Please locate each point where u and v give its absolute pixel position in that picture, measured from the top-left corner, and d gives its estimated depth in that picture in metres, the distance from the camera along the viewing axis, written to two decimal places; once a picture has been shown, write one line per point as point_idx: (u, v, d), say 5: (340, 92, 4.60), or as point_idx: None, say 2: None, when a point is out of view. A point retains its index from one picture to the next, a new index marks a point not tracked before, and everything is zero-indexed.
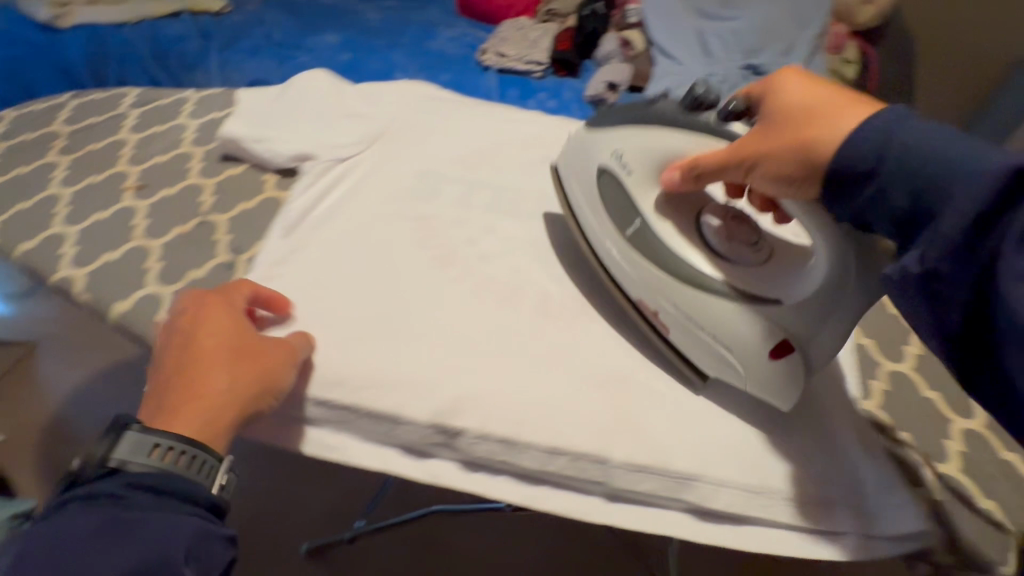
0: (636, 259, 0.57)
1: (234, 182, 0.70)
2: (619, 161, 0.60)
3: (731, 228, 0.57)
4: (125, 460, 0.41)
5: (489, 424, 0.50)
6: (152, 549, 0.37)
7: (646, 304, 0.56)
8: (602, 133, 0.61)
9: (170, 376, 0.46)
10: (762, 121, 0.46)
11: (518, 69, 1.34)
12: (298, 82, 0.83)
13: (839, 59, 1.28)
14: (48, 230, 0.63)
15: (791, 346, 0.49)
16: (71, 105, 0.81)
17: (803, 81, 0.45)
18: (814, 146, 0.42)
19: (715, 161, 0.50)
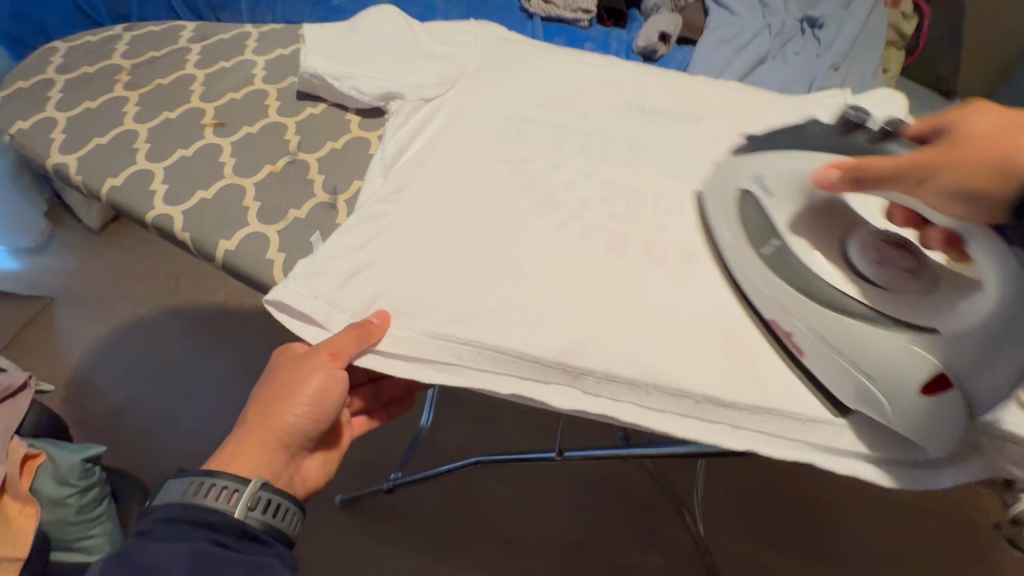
0: (771, 279, 0.52)
1: (316, 122, 0.68)
2: (760, 184, 0.55)
3: (884, 253, 0.52)
4: (180, 499, 0.48)
5: (614, 366, 0.51)
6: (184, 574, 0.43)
7: (780, 325, 0.51)
8: (750, 158, 0.56)
9: (246, 427, 0.55)
10: (953, 134, 0.42)
11: (565, 17, 1.29)
12: (367, 17, 0.78)
13: (898, 13, 1.24)
14: (135, 168, 0.61)
15: (949, 381, 0.44)
16: (127, 38, 0.77)
17: (994, 110, 0.42)
18: (1021, 165, 0.38)
19: (886, 165, 0.43)
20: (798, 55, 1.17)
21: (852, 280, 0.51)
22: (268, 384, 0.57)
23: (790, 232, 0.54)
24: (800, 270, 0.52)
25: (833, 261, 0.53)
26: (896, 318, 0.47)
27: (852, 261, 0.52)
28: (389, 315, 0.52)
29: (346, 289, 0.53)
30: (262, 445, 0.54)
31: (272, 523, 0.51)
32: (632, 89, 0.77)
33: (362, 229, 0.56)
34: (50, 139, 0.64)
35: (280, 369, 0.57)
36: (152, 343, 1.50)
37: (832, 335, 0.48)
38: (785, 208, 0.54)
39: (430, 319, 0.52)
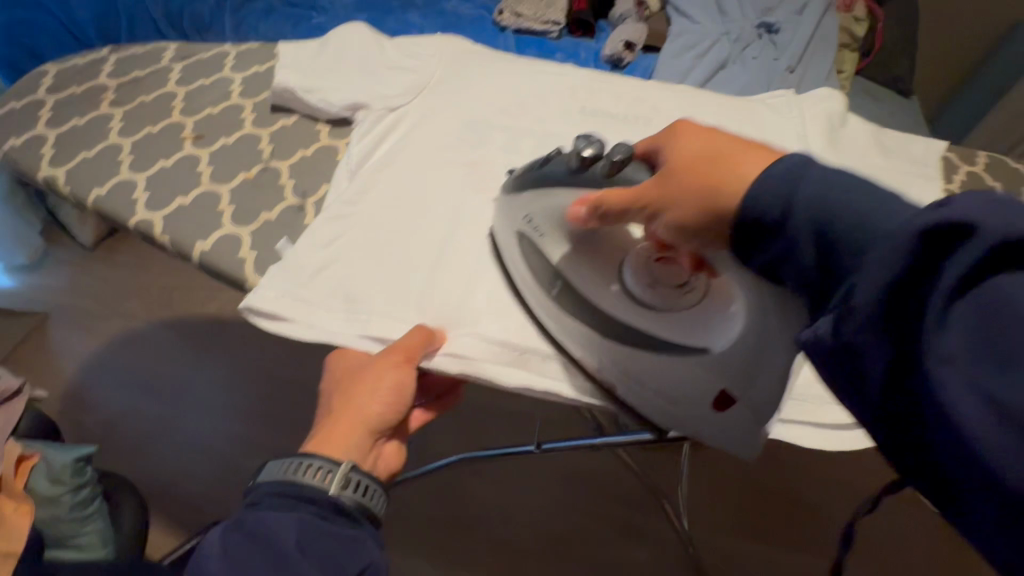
0: (566, 317, 0.55)
1: (287, 132, 0.73)
2: (533, 226, 0.57)
3: (655, 274, 0.54)
4: (284, 476, 0.48)
5: (557, 344, 0.56)
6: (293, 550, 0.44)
7: (589, 361, 0.54)
8: (521, 196, 0.59)
9: (323, 425, 0.53)
10: (664, 167, 0.46)
11: (535, 29, 1.35)
12: (337, 34, 0.84)
13: (851, 17, 1.31)
14: (119, 178, 0.66)
15: (732, 398, 0.49)
16: (113, 59, 0.82)
17: (700, 136, 0.45)
18: (717, 192, 0.41)
19: (622, 201, 0.48)
20: (756, 59, 1.22)
21: (629, 309, 0.54)
22: (335, 388, 0.55)
23: (567, 268, 0.55)
24: (585, 309, 0.54)
25: (611, 291, 0.55)
26: (666, 344, 0.51)
27: (627, 283, 0.55)
28: (350, 302, 0.57)
29: (312, 280, 0.58)
30: (351, 431, 0.51)
31: (364, 502, 0.49)
32: (586, 96, 0.82)
33: (327, 226, 0.61)
34: (40, 154, 0.69)
35: (346, 371, 0.55)
36: (145, 354, 1.54)
37: (631, 368, 0.52)
38: (554, 247, 0.56)
39: (389, 305, 0.57)
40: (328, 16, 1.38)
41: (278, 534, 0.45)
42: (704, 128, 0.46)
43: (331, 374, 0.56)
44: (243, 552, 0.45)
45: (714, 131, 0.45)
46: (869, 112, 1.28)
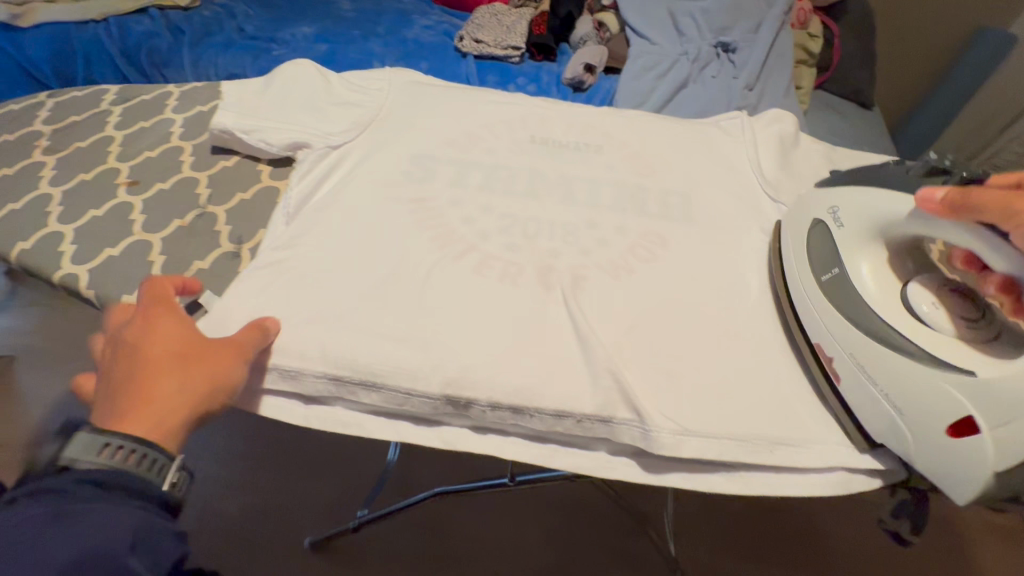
0: (828, 308, 0.57)
1: (227, 175, 0.71)
2: (834, 216, 0.60)
3: (944, 296, 0.54)
4: (75, 458, 0.37)
5: (497, 395, 0.54)
6: (95, 542, 0.34)
7: (824, 350, 0.57)
8: (829, 191, 0.62)
9: (120, 388, 0.42)
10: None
11: (496, 55, 1.35)
12: (282, 73, 0.83)
13: (805, 34, 1.32)
14: (45, 230, 0.63)
15: (973, 424, 0.46)
16: (49, 104, 0.80)
17: None
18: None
19: (983, 201, 0.47)
20: (715, 78, 1.23)
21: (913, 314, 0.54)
22: (123, 340, 0.45)
23: (850, 260, 0.58)
24: (853, 303, 0.56)
25: (892, 295, 0.56)
26: (932, 356, 0.50)
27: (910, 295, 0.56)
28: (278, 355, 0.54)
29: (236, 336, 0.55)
30: (178, 414, 0.42)
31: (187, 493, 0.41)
32: (537, 125, 0.82)
33: (256, 276, 0.59)
34: None
35: (146, 324, 0.46)
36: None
37: (872, 366, 0.52)
38: (851, 239, 0.59)
39: (319, 357, 0.55)
40: (289, 48, 1.37)
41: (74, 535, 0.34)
42: None
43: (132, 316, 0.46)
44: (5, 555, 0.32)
45: None
46: (832, 126, 1.29)
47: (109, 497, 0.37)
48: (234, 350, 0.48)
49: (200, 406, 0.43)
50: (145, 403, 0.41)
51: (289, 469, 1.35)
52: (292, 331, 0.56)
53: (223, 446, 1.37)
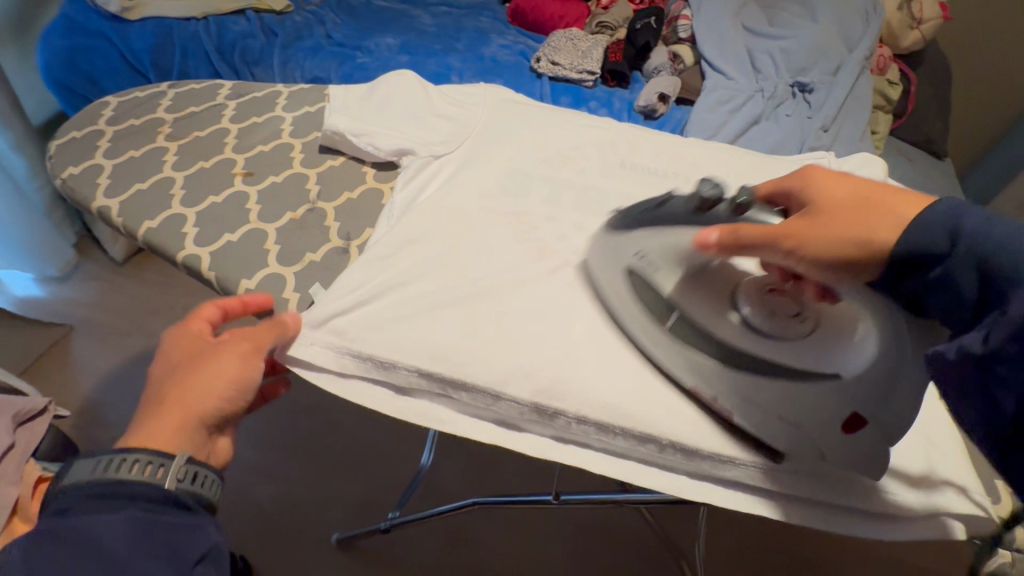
0: (682, 352, 0.56)
1: (334, 174, 0.74)
2: (643, 261, 0.60)
3: (768, 303, 0.57)
4: (80, 479, 0.42)
5: (585, 409, 0.54)
6: (105, 550, 0.38)
7: (702, 392, 0.54)
8: (628, 238, 0.62)
9: (151, 406, 0.48)
10: (812, 206, 0.50)
11: (571, 78, 1.39)
12: (386, 82, 0.87)
13: (884, 80, 1.31)
14: (169, 210, 0.67)
15: (862, 420, 0.49)
16: (170, 93, 0.85)
17: (841, 184, 0.50)
18: (868, 231, 0.44)
19: (756, 231, 0.51)
20: (790, 117, 1.24)
21: (756, 338, 0.55)
22: (157, 367, 0.51)
23: (681, 300, 0.58)
24: (703, 338, 0.56)
25: (726, 323, 0.57)
26: (794, 368, 0.53)
27: (744, 313, 0.57)
28: (374, 347, 0.56)
29: (341, 326, 0.57)
30: (191, 423, 0.48)
31: (198, 490, 0.45)
32: (625, 150, 0.84)
33: (358, 271, 0.61)
34: (96, 184, 0.70)
35: (165, 352, 0.51)
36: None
37: (747, 389, 0.53)
38: (668, 279, 0.59)
39: (413, 354, 0.55)
40: (372, 57, 1.44)
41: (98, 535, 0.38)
42: (844, 176, 0.51)
43: (162, 344, 0.52)
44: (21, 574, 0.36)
45: (852, 178, 0.50)
46: (903, 174, 1.28)
47: (119, 504, 0.41)
48: (237, 360, 0.51)
49: (207, 416, 0.49)
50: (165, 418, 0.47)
51: (327, 462, 1.37)
52: (391, 327, 0.57)
53: (268, 432, 1.40)
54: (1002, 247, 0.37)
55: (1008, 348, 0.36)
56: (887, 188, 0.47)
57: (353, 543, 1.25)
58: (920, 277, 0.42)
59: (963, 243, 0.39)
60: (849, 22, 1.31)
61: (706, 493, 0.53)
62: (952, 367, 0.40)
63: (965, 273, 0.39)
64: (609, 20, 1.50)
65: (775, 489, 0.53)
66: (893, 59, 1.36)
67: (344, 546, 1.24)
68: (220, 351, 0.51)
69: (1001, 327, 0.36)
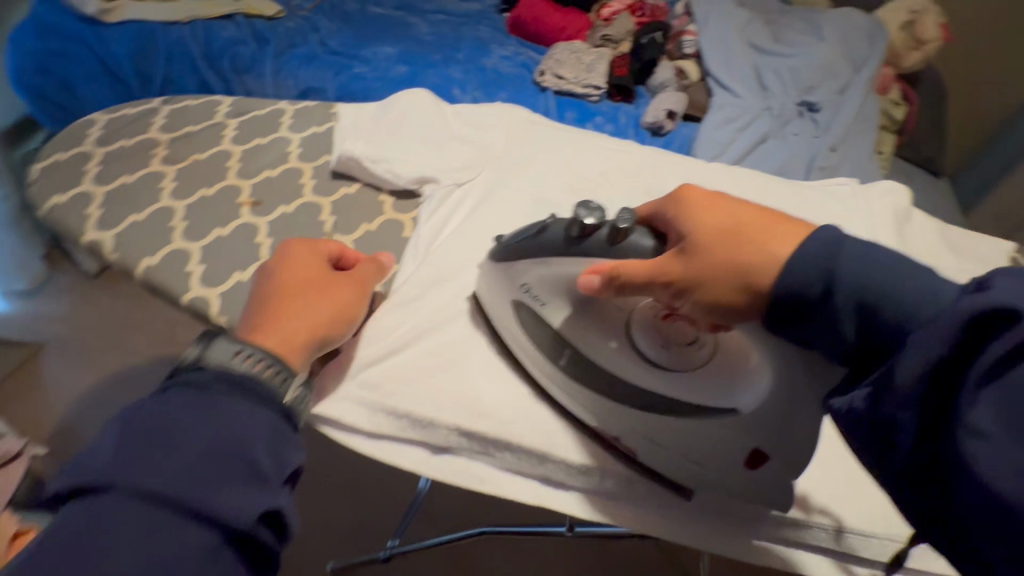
0: (577, 391, 0.50)
1: (349, 203, 0.69)
2: (531, 293, 0.51)
3: (664, 331, 0.50)
4: (213, 359, 0.40)
5: (639, 470, 0.50)
6: (236, 440, 0.36)
7: (606, 431, 0.50)
8: (506, 261, 0.52)
9: (262, 311, 0.47)
10: (685, 237, 0.41)
11: (576, 92, 1.35)
12: (399, 100, 0.82)
13: (888, 100, 1.32)
14: (170, 245, 0.61)
15: (764, 457, 0.46)
16: (164, 111, 0.79)
17: (705, 202, 0.42)
18: (743, 271, 0.38)
19: (637, 275, 0.42)
20: (797, 137, 1.23)
21: (645, 373, 0.49)
22: (266, 280, 0.50)
23: (571, 335, 0.51)
24: (595, 373, 0.50)
25: (612, 353, 0.50)
26: (691, 405, 0.48)
27: (640, 348, 0.50)
28: (411, 403, 0.51)
29: (378, 377, 0.52)
30: (301, 340, 0.46)
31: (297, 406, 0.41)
32: (654, 175, 0.80)
33: (387, 317, 0.57)
34: (86, 215, 0.64)
35: (282, 263, 0.51)
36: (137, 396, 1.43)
37: (650, 433, 0.48)
38: (557, 313, 0.51)
39: (454, 409, 0.51)
40: (370, 66, 1.38)
41: (235, 421, 0.37)
42: (710, 193, 0.43)
43: (279, 255, 0.52)
44: (161, 440, 0.34)
45: (722, 197, 0.42)
46: None
47: (243, 393, 0.39)
48: (351, 290, 0.52)
49: (310, 338, 0.46)
50: (275, 324, 0.45)
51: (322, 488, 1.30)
52: (430, 379, 0.52)
53: None
54: (881, 290, 0.35)
55: (901, 412, 0.33)
56: (767, 215, 0.41)
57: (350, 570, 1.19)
58: (802, 321, 0.38)
59: (841, 288, 0.35)
60: (854, 42, 1.31)
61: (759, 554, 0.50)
62: (856, 416, 0.37)
63: (847, 320, 0.36)
64: (613, 32, 1.47)
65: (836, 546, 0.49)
66: (896, 79, 1.37)
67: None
68: (336, 277, 0.52)
69: (895, 394, 0.33)
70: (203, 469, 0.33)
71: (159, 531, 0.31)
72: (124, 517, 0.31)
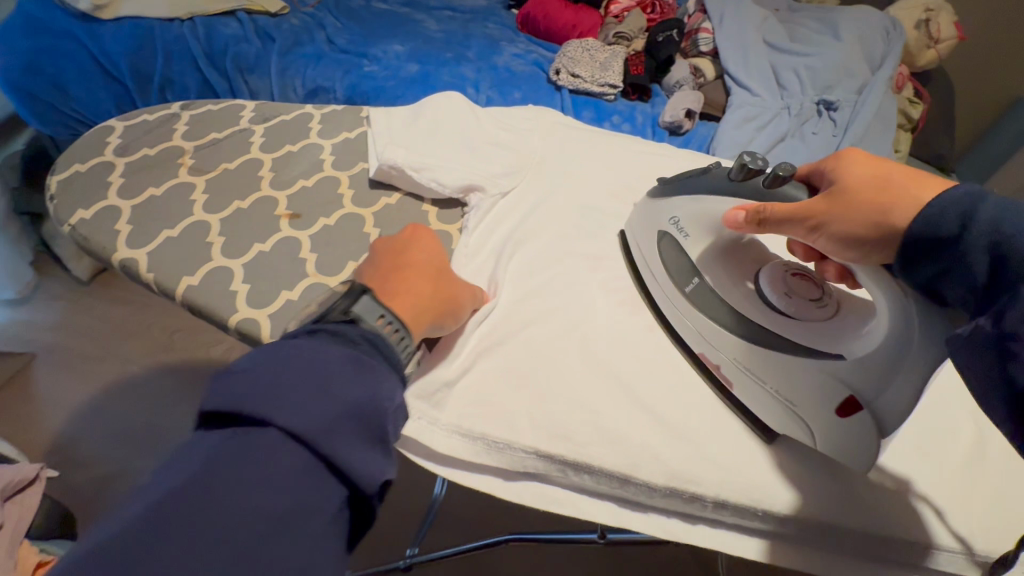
0: (698, 319, 0.55)
1: (392, 214, 0.67)
2: (676, 226, 0.58)
3: (795, 285, 0.53)
4: (360, 313, 0.41)
5: (723, 492, 0.47)
6: (374, 402, 0.34)
7: (708, 357, 0.54)
8: (664, 201, 0.59)
9: (388, 275, 0.49)
10: (833, 183, 0.43)
11: (592, 91, 1.33)
12: (433, 103, 0.79)
13: (904, 98, 1.32)
14: (209, 263, 0.58)
15: (858, 404, 0.43)
16: (185, 117, 0.75)
17: (863, 158, 0.43)
18: (881, 213, 0.39)
19: (779, 209, 0.46)
20: (817, 135, 1.22)
21: (765, 311, 0.52)
22: (377, 257, 0.52)
23: (707, 269, 0.56)
24: (718, 305, 0.55)
25: (742, 292, 0.55)
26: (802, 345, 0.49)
27: (763, 289, 0.54)
28: (488, 426, 0.49)
29: (450, 399, 0.50)
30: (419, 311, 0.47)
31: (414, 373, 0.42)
32: None
33: (455, 336, 0.55)
34: (115, 231, 0.60)
35: (407, 244, 0.54)
36: (135, 407, 1.36)
37: (751, 363, 0.51)
38: (699, 247, 0.57)
39: (529, 431, 0.49)
40: (380, 65, 1.34)
41: (376, 380, 0.35)
42: (870, 155, 0.44)
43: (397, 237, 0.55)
44: (311, 383, 0.32)
45: (880, 158, 0.43)
46: None
47: (378, 356, 0.38)
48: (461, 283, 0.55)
49: (428, 311, 0.48)
50: (397, 288, 0.47)
51: None
52: (504, 399, 0.50)
53: None
54: (1021, 230, 0.33)
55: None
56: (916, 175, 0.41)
57: None
58: (931, 265, 0.37)
59: (979, 226, 0.34)
60: (870, 41, 1.31)
61: (849, 572, 0.47)
62: (980, 342, 0.33)
63: (979, 255, 0.34)
64: (625, 30, 1.45)
65: (925, 567, 0.47)
66: (910, 77, 1.38)
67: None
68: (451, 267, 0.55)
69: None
70: (347, 429, 0.31)
71: (311, 475, 0.29)
72: (283, 455, 0.28)
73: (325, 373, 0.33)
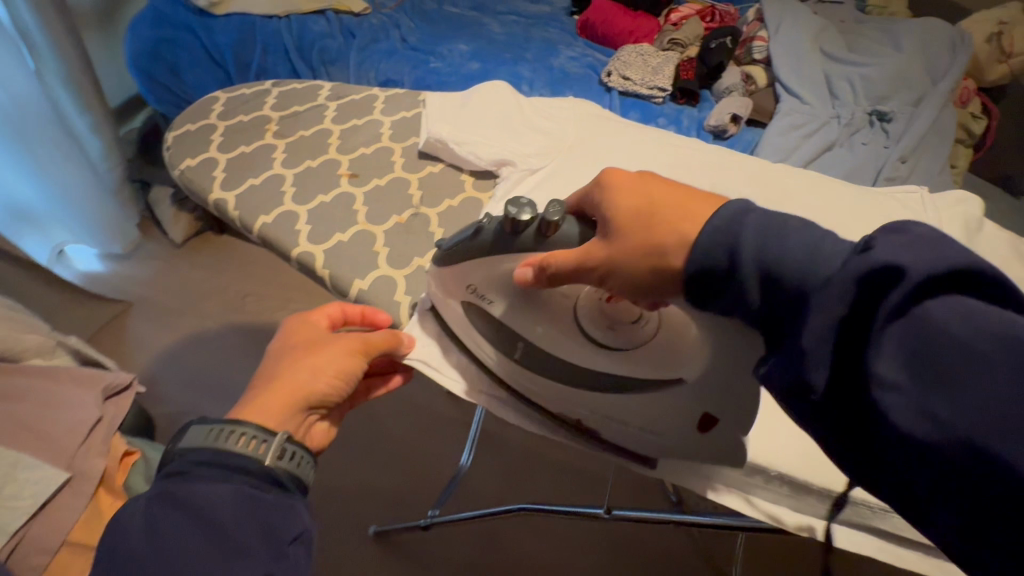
0: (542, 381, 0.55)
1: (434, 180, 0.77)
2: (478, 293, 0.56)
3: (609, 313, 0.53)
4: (190, 447, 0.45)
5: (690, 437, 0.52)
6: (209, 527, 0.40)
7: (582, 419, 0.54)
8: (455, 264, 0.56)
9: (263, 379, 0.52)
10: (608, 228, 0.46)
11: (641, 93, 1.38)
12: (481, 89, 0.88)
13: (966, 113, 1.29)
14: (281, 207, 0.71)
15: (713, 420, 0.49)
16: (274, 92, 0.89)
17: (628, 186, 0.47)
18: (661, 252, 0.43)
19: (567, 262, 0.47)
20: (865, 145, 1.21)
21: (601, 357, 0.53)
22: (278, 346, 0.55)
23: (517, 326, 0.55)
24: (558, 365, 0.54)
25: (565, 343, 0.54)
26: (643, 379, 0.51)
27: (588, 333, 0.54)
28: (486, 357, 0.58)
29: (453, 333, 0.59)
30: (284, 406, 0.50)
31: (295, 472, 0.47)
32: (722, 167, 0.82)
33: None
34: (212, 177, 0.74)
35: (291, 333, 0.55)
36: (209, 357, 1.55)
37: (613, 412, 0.52)
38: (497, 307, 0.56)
39: (520, 365, 0.57)
40: (445, 62, 1.46)
41: (210, 502, 0.41)
42: (635, 176, 0.48)
43: (288, 325, 0.56)
44: (145, 541, 0.39)
45: (641, 180, 0.47)
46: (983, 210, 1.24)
47: (219, 474, 0.43)
48: (344, 351, 0.54)
49: (297, 401, 0.50)
50: (265, 395, 0.50)
51: (368, 455, 1.35)
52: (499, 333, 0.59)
53: None
54: (775, 254, 0.37)
55: (816, 375, 0.34)
56: (675, 192, 0.45)
57: (389, 536, 1.22)
58: (717, 295, 0.40)
59: (744, 261, 0.38)
60: (932, 55, 1.29)
61: None
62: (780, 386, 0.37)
63: (750, 283, 0.38)
64: (681, 37, 1.49)
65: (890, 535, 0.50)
66: (977, 92, 1.33)
67: (380, 539, 1.22)
68: (332, 341, 0.54)
69: (807, 359, 0.34)
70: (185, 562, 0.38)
71: None
72: None
73: (158, 529, 0.39)
